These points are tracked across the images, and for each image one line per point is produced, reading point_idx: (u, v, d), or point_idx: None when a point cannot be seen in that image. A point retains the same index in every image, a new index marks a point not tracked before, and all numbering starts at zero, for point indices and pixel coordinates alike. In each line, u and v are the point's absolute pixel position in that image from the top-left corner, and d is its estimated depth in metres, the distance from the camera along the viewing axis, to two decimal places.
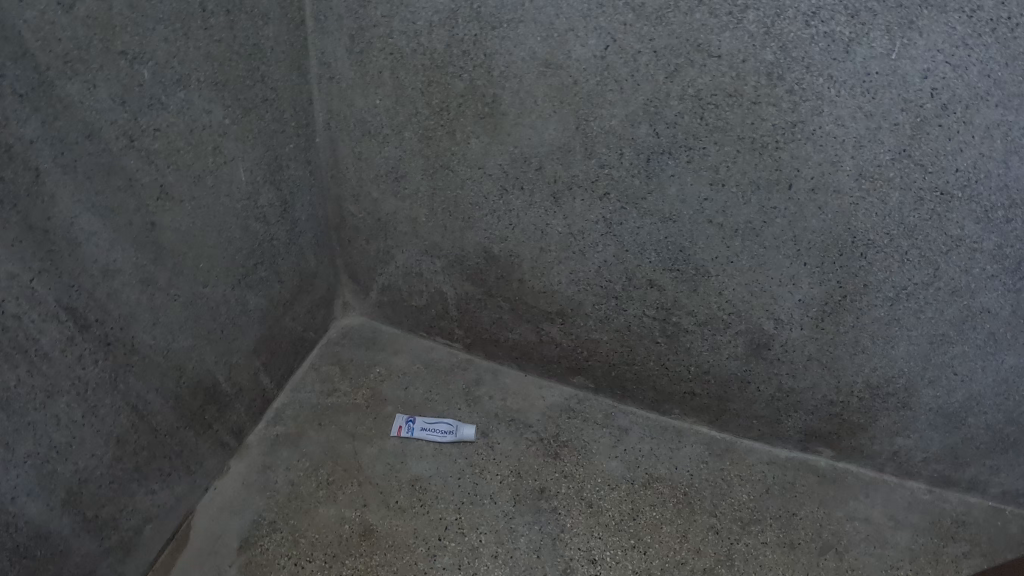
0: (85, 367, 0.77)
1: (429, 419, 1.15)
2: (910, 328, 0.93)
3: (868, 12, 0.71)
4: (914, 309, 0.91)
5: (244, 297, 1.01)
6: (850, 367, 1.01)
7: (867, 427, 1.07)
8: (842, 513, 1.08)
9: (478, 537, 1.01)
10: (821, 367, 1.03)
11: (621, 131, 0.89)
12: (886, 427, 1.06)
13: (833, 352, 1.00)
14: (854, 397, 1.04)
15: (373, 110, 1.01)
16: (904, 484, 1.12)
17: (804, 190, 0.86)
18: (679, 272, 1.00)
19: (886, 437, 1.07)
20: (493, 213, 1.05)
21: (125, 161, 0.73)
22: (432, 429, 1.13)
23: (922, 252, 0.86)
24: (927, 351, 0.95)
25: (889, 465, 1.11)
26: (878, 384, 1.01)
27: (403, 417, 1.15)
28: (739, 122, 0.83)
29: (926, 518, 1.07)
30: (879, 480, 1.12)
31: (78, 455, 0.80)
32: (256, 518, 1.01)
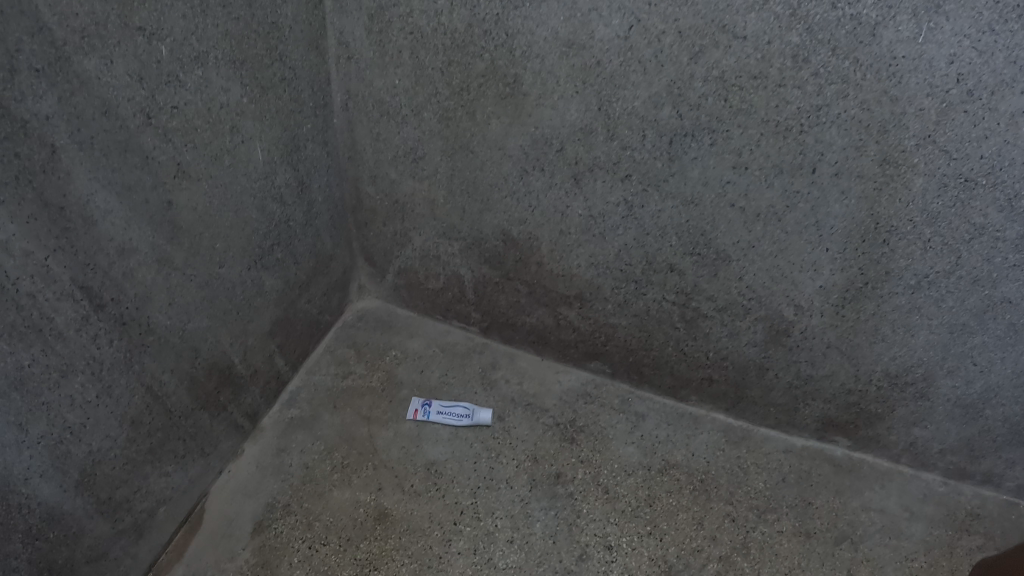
0: (100, 347, 0.76)
1: (444, 403, 1.14)
2: (930, 317, 0.92)
3: None
4: (935, 298, 0.89)
5: (261, 278, 1.00)
6: (869, 355, 1.00)
7: (885, 416, 1.06)
8: (859, 503, 1.07)
9: (493, 522, 1.00)
10: (840, 355, 1.01)
11: (644, 112, 0.87)
12: (903, 417, 1.05)
13: (853, 339, 0.99)
14: (873, 386, 1.03)
15: (392, 90, 1.00)
16: (920, 476, 1.11)
17: (827, 175, 0.85)
18: (700, 256, 0.98)
19: (903, 427, 1.06)
20: (513, 195, 1.04)
21: (142, 139, 0.72)
22: (447, 413, 1.13)
23: (944, 239, 0.84)
24: (947, 340, 0.93)
25: (906, 456, 1.10)
26: (898, 373, 1.00)
27: (419, 401, 1.15)
28: (763, 104, 0.82)
29: (942, 510, 1.06)
30: (895, 471, 1.11)
31: (92, 436, 0.80)
32: (270, 500, 1.01)
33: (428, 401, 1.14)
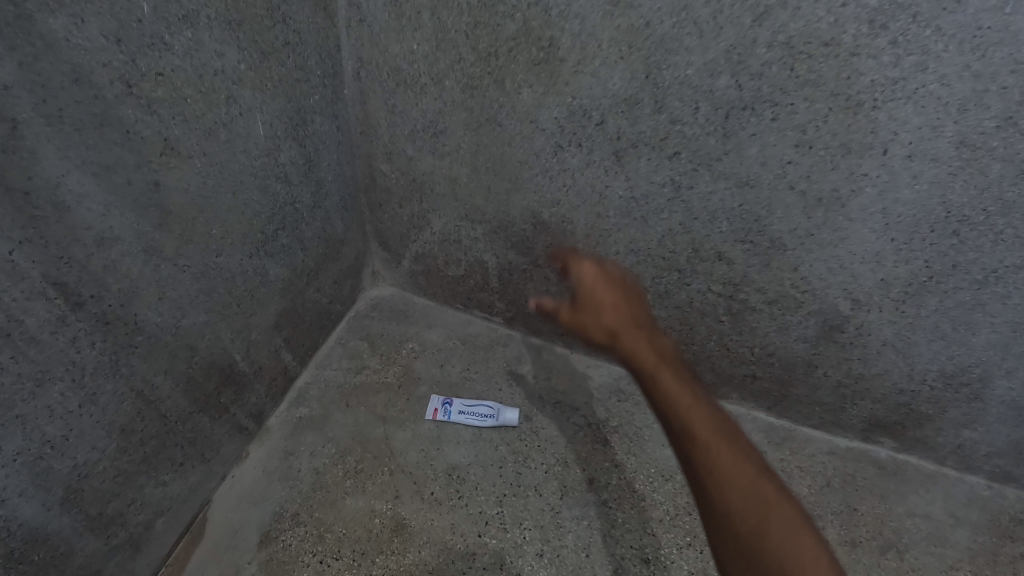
0: (80, 351, 0.68)
1: (466, 402, 1.05)
2: (994, 315, 0.81)
3: None
4: (1001, 296, 0.79)
5: (264, 267, 0.91)
6: (925, 354, 0.90)
7: (935, 417, 0.97)
8: (903, 508, 0.99)
9: (521, 533, 0.91)
10: (895, 353, 0.92)
11: (697, 81, 0.76)
12: (953, 419, 0.96)
13: (910, 337, 0.89)
14: (925, 386, 0.94)
15: (410, 56, 0.90)
16: (964, 478, 1.03)
17: (899, 157, 0.74)
18: (752, 245, 0.88)
19: (952, 428, 0.98)
20: (545, 173, 0.94)
21: (122, 111, 0.63)
22: (469, 414, 1.04)
23: (1019, 232, 0.73)
24: (1009, 340, 0.83)
25: (952, 458, 1.02)
26: (953, 373, 0.90)
27: (438, 399, 1.06)
28: (833, 76, 0.71)
29: (986, 515, 0.99)
30: (939, 474, 1.04)
31: (77, 448, 0.72)
32: (278, 510, 0.93)
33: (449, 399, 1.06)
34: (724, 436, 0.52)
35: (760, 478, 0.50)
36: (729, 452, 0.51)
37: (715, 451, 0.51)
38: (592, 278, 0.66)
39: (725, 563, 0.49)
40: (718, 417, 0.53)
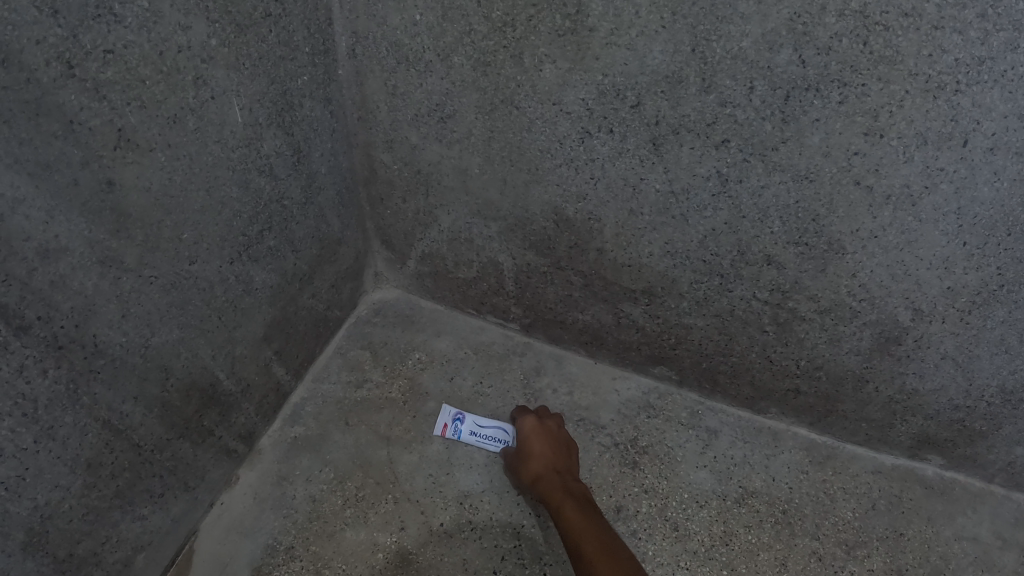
0: (30, 381, 0.58)
1: (478, 422, 0.94)
2: None
3: None
4: None
5: (249, 273, 0.81)
6: (985, 368, 0.80)
7: (988, 434, 0.87)
8: (951, 532, 0.90)
9: (540, 570, 0.81)
10: (955, 367, 0.82)
11: (753, 56, 0.65)
12: (1007, 435, 0.86)
13: (973, 351, 0.79)
14: (983, 402, 0.84)
15: (412, 30, 0.78)
16: (1012, 496, 0.93)
17: (980, 151, 0.63)
18: (807, 248, 0.77)
19: (1003, 445, 0.88)
20: (569, 164, 0.83)
21: (63, 97, 0.52)
22: (482, 437, 0.93)
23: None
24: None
25: (1000, 475, 0.92)
26: (1014, 389, 0.81)
27: (448, 413, 0.95)
28: (913, 52, 0.60)
29: None
30: (986, 493, 0.93)
31: (36, 488, 0.62)
32: (270, 542, 0.83)
33: (459, 415, 0.95)
34: None
35: None
36: None
37: None
38: (530, 434, 0.87)
39: None
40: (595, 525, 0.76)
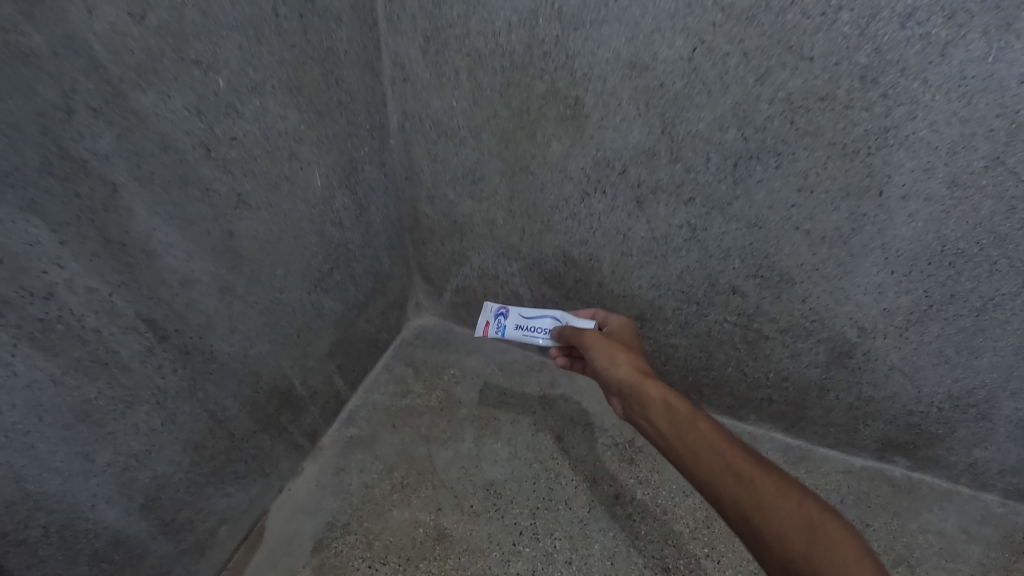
0: (165, 377, 0.78)
1: (524, 317, 0.99)
2: (995, 340, 0.88)
3: (965, 13, 0.65)
4: (1000, 321, 0.86)
5: (320, 302, 1.01)
6: (931, 377, 0.97)
7: (946, 437, 1.04)
8: (917, 525, 1.07)
9: (551, 543, 0.99)
10: (903, 376, 0.99)
11: (708, 135, 0.85)
12: (964, 438, 1.03)
13: (916, 361, 0.96)
14: (935, 407, 1.00)
15: (449, 111, 1.01)
16: (979, 496, 1.11)
17: (895, 198, 0.81)
18: (763, 279, 0.96)
19: (963, 448, 1.05)
20: (573, 217, 1.04)
21: (201, 171, 0.73)
22: (530, 332, 0.97)
23: (1012, 262, 0.80)
24: (1011, 363, 0.89)
25: (965, 476, 1.10)
26: (960, 396, 0.97)
27: (493, 311, 1.03)
28: (831, 126, 0.79)
29: (1001, 532, 1.07)
30: (954, 492, 1.11)
31: (157, 461, 0.82)
32: (330, 520, 1.02)
33: (503, 311, 1.01)
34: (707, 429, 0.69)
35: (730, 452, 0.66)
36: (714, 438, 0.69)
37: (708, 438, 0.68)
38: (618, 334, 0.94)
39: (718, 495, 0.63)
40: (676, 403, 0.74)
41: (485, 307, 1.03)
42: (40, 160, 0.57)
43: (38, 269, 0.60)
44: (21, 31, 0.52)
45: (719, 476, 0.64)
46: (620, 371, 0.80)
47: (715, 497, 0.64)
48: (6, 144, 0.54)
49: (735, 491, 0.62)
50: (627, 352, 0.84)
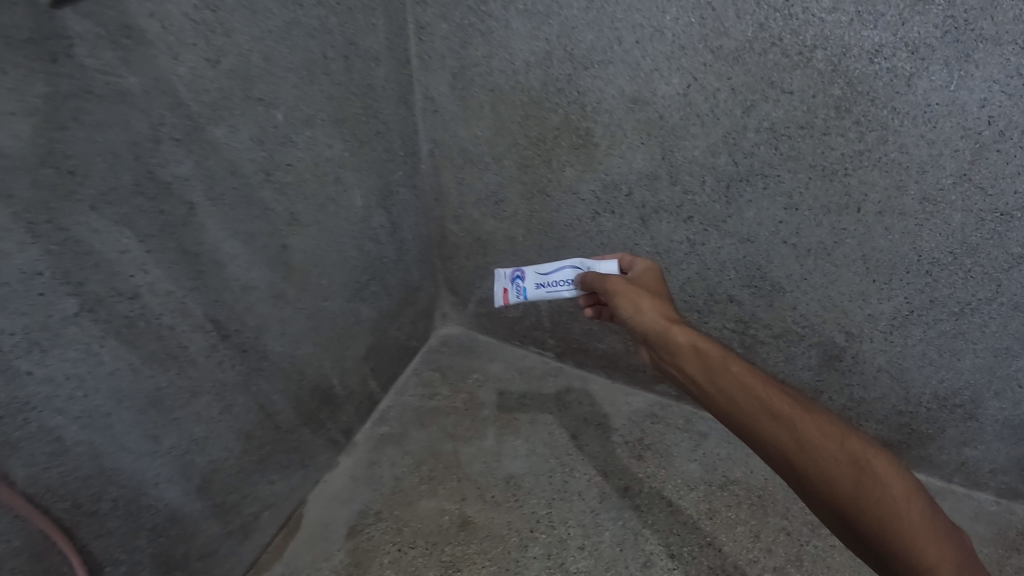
0: (225, 371, 0.90)
1: (541, 274, 1.01)
2: (975, 342, 0.96)
3: (927, 48, 0.74)
4: (978, 325, 0.94)
5: (358, 309, 1.14)
6: (918, 378, 1.05)
7: (936, 437, 1.12)
8: None
9: (566, 530, 1.09)
10: (891, 378, 1.07)
11: (702, 160, 0.96)
12: (954, 437, 1.11)
13: (902, 364, 1.05)
14: (923, 407, 1.08)
15: (474, 140, 1.14)
16: (972, 495, 1.18)
17: (872, 214, 0.91)
18: (756, 289, 1.07)
19: (954, 447, 1.12)
20: (585, 234, 1.15)
21: (261, 193, 0.86)
22: (552, 288, 1.00)
23: (984, 269, 0.88)
24: (992, 363, 0.97)
25: (958, 476, 1.18)
26: (946, 395, 1.05)
27: (507, 276, 1.05)
28: (811, 151, 0.89)
29: (993, 529, 1.14)
30: (948, 491, 1.19)
31: (213, 447, 0.93)
32: (363, 508, 1.13)
33: (518, 274, 1.03)
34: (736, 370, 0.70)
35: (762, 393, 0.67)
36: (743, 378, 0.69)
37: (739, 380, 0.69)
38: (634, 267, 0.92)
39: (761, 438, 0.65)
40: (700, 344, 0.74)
41: (497, 274, 1.06)
42: (132, 182, 0.69)
43: (127, 273, 0.72)
44: (119, 74, 0.64)
45: (757, 418, 0.66)
46: (644, 318, 0.80)
47: (755, 439, 0.65)
48: (105, 168, 0.66)
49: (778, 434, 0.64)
50: (651, 298, 0.83)
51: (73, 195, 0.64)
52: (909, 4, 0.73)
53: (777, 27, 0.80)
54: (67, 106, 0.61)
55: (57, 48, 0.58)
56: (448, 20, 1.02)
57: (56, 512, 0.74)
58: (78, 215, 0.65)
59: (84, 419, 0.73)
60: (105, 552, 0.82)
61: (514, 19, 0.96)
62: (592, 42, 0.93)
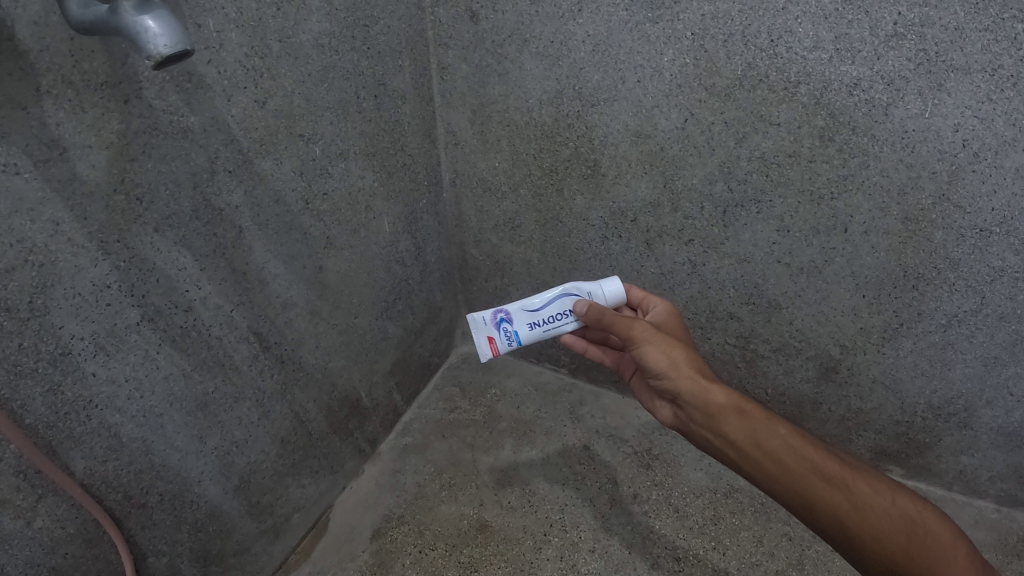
0: (264, 380, 0.99)
1: (533, 312, 1.00)
2: (963, 352, 1.02)
3: (901, 80, 0.82)
4: (966, 335, 1.00)
5: (385, 326, 1.25)
6: (911, 389, 1.11)
7: (933, 445, 1.17)
8: None
9: (578, 534, 1.16)
10: (886, 389, 1.13)
11: (701, 188, 1.05)
12: (950, 446, 1.16)
13: (895, 374, 1.10)
14: (918, 417, 1.14)
15: (492, 170, 1.24)
16: (972, 502, 1.23)
17: (858, 233, 0.98)
18: (754, 306, 1.15)
19: (952, 455, 1.17)
20: (596, 256, 1.24)
21: (302, 219, 0.96)
22: (546, 322, 1.01)
23: (968, 282, 0.95)
24: (982, 372, 1.03)
25: (957, 484, 1.22)
26: (940, 405, 1.10)
27: (488, 321, 1.02)
28: (799, 178, 0.97)
29: (994, 535, 1.18)
30: (948, 499, 1.24)
31: (251, 450, 1.01)
32: (387, 512, 1.21)
33: (503, 317, 1.02)
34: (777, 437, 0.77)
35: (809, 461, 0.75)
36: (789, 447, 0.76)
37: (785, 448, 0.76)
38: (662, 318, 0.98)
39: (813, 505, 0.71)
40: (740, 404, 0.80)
41: (476, 321, 1.02)
42: (190, 209, 0.78)
43: (183, 288, 0.81)
44: (182, 114, 0.74)
45: (809, 484, 0.72)
46: (677, 374, 0.82)
47: (805, 502, 0.72)
48: (168, 195, 0.75)
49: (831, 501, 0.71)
50: (680, 347, 0.85)
51: (140, 219, 0.73)
52: (884, 41, 0.81)
53: (764, 65, 0.89)
54: (137, 141, 0.70)
55: (129, 91, 0.68)
56: (468, 61, 1.13)
57: (109, 502, 0.81)
58: (143, 236, 0.74)
59: (139, 417, 0.80)
60: (149, 543, 0.89)
61: (528, 61, 1.06)
62: (599, 81, 1.02)
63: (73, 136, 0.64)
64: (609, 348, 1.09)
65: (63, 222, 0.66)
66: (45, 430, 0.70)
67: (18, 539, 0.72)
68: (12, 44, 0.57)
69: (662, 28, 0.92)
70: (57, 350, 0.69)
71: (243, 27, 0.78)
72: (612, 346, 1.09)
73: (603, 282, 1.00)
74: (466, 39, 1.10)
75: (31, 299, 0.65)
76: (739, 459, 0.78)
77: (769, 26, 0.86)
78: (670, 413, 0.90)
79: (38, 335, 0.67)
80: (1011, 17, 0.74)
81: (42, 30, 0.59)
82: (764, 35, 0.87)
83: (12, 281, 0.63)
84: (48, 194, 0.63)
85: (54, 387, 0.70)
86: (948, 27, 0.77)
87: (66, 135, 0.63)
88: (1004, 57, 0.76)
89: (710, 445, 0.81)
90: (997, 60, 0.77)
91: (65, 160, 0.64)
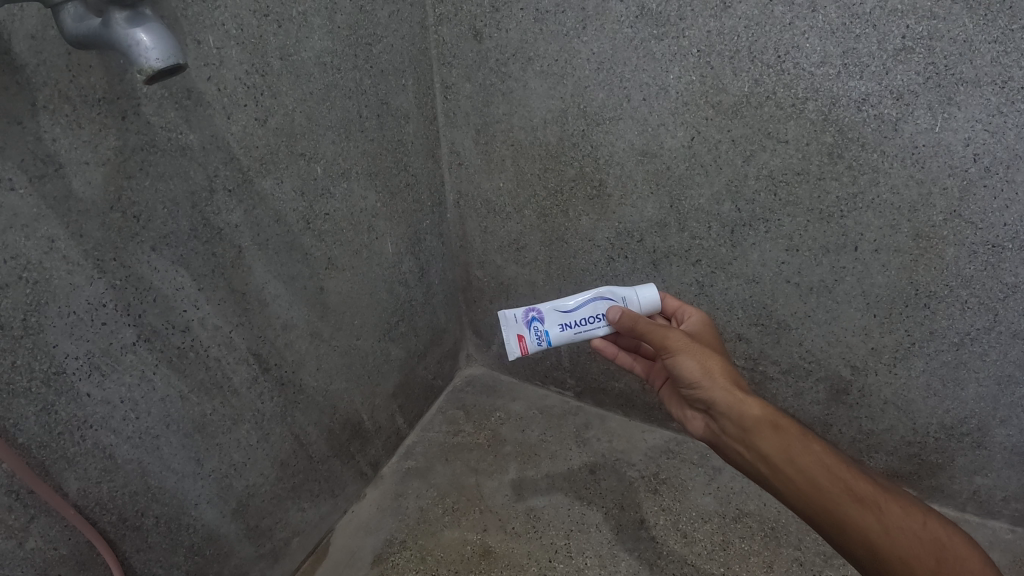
0: (264, 403, 0.97)
1: (564, 313, 0.98)
2: (977, 371, 1.00)
3: (911, 93, 0.81)
4: (979, 353, 0.98)
5: (387, 349, 1.24)
6: (923, 410, 1.08)
7: (946, 466, 1.14)
8: None
9: (583, 560, 1.13)
10: (897, 410, 1.11)
11: (707, 207, 1.03)
12: (963, 466, 1.12)
13: (907, 395, 1.08)
14: (931, 437, 1.11)
15: (497, 190, 1.23)
16: (986, 523, 1.19)
17: (868, 251, 0.96)
18: (763, 326, 1.13)
19: (965, 476, 1.14)
20: (601, 277, 1.22)
21: (302, 240, 0.95)
22: (578, 324, 0.99)
23: (981, 299, 0.93)
24: (996, 391, 1.00)
25: (970, 504, 1.18)
26: (953, 425, 1.08)
27: (520, 319, 1.00)
28: (808, 197, 0.95)
29: (1010, 556, 1.14)
30: (962, 519, 1.20)
31: (250, 472, 0.99)
32: (389, 537, 1.18)
33: (534, 316, 1.00)
34: (811, 452, 0.74)
35: (842, 478, 0.72)
36: (823, 463, 0.73)
37: (818, 464, 0.73)
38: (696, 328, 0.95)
39: (844, 524, 0.69)
40: (773, 417, 0.77)
41: (507, 318, 1.00)
42: (188, 228, 0.77)
43: (181, 308, 0.79)
44: (180, 131, 0.73)
45: (841, 503, 0.70)
46: (712, 384, 0.80)
47: (835, 522, 0.69)
48: (166, 214, 0.74)
49: (862, 521, 0.68)
50: (716, 359, 0.83)
51: (136, 236, 0.71)
52: (892, 55, 0.80)
53: (771, 82, 0.88)
54: (134, 158, 0.69)
55: (126, 107, 0.67)
56: (472, 81, 1.12)
57: (103, 525, 0.79)
58: (140, 254, 0.73)
59: (134, 439, 0.79)
60: (144, 566, 0.86)
61: (532, 79, 1.06)
62: (603, 99, 1.01)
63: (69, 152, 0.63)
64: (639, 356, 1.06)
65: (58, 239, 0.64)
66: (38, 450, 0.69)
67: (7, 561, 0.70)
68: (8, 58, 0.56)
69: (667, 46, 0.92)
70: (51, 370, 0.67)
71: (243, 44, 0.77)
72: (643, 355, 1.06)
73: (642, 287, 0.98)
74: (470, 58, 1.10)
75: (25, 316, 0.64)
76: (770, 474, 0.75)
77: (776, 41, 0.85)
78: (702, 425, 0.87)
79: (31, 353, 0.65)
80: (1020, 27, 0.72)
81: (39, 43, 0.58)
82: (771, 51, 0.86)
83: (4, 298, 0.61)
84: (42, 211, 0.62)
85: (47, 407, 0.68)
86: (955, 39, 0.76)
87: (61, 151, 0.62)
88: (1014, 68, 0.75)
89: (742, 459, 0.79)
90: (1006, 72, 0.75)
91: (60, 176, 0.63)
